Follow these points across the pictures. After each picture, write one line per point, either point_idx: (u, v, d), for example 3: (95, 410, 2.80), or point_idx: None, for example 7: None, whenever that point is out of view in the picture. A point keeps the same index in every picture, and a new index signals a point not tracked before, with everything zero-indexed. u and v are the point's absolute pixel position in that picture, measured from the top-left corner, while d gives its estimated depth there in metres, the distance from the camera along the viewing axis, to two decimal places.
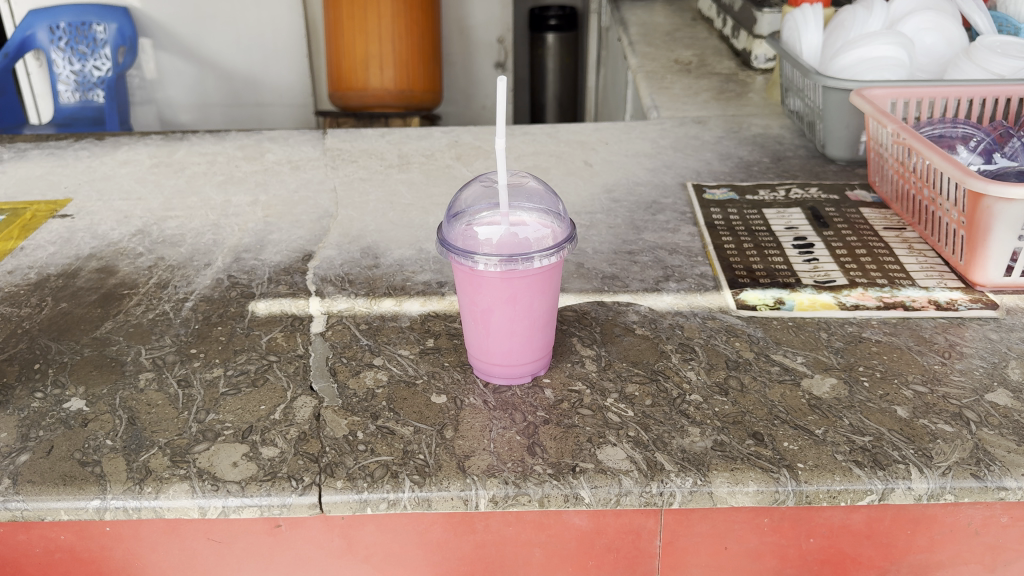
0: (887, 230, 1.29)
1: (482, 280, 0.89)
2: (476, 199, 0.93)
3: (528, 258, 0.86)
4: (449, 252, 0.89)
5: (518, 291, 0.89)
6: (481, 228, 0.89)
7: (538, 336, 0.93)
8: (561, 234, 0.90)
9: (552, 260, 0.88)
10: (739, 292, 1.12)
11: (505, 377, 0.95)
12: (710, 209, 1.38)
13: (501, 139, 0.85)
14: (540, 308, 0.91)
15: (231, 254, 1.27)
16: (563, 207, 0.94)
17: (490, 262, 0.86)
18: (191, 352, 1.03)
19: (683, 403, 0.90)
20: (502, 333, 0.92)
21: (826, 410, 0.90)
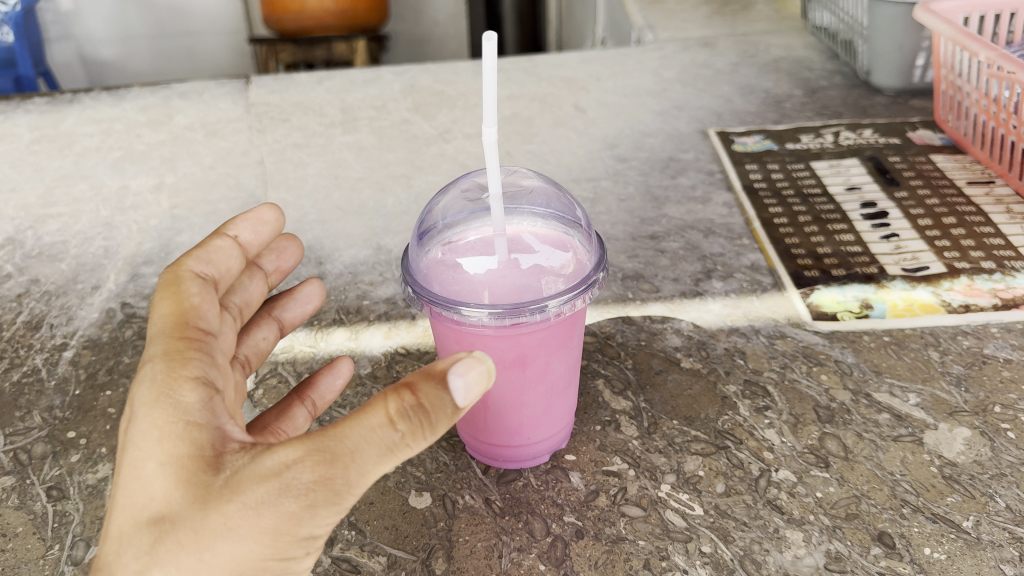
0: (973, 186, 1.01)
1: (471, 340, 0.60)
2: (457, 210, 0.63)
3: (539, 309, 0.56)
4: (420, 299, 0.60)
5: (529, 350, 0.60)
6: (466, 260, 0.60)
7: (556, 407, 0.65)
8: (586, 260, 0.61)
9: (576, 307, 0.58)
10: (810, 293, 0.84)
11: (511, 463, 0.67)
12: (745, 165, 1.09)
13: (491, 129, 0.55)
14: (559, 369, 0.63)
15: (126, 271, 0.97)
16: (584, 214, 0.64)
17: (481, 316, 0.56)
18: (68, 438, 0.74)
19: (771, 488, 0.64)
20: (503, 410, 0.63)
21: (969, 485, 0.64)
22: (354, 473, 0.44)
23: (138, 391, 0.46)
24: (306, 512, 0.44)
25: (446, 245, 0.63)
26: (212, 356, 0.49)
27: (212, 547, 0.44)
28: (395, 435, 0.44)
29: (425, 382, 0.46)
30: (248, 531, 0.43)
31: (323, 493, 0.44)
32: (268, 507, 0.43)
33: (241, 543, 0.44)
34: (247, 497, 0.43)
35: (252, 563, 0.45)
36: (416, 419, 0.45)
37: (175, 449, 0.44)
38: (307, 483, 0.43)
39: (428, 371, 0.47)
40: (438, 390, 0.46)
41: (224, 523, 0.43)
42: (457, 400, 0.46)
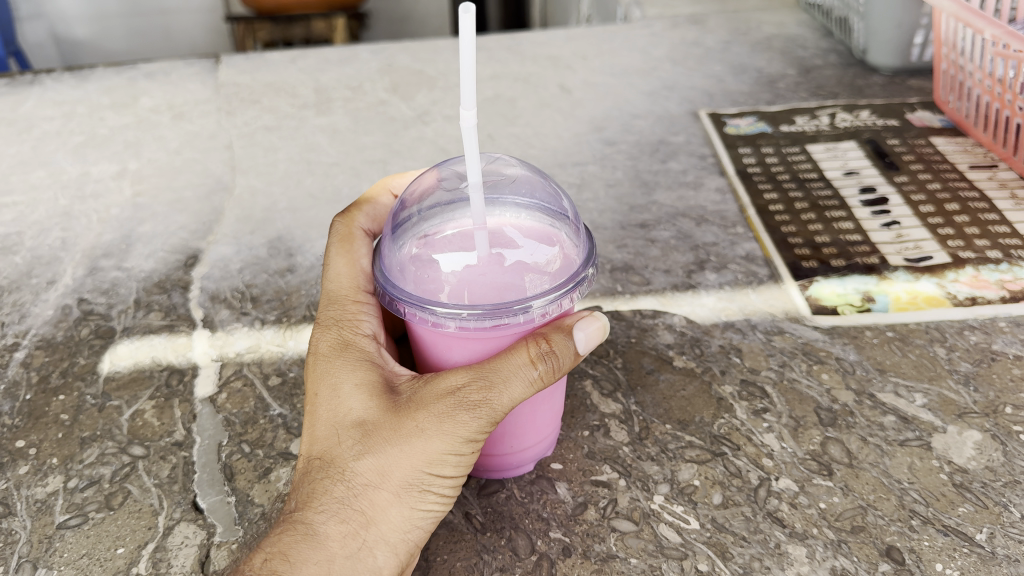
0: (976, 169, 0.97)
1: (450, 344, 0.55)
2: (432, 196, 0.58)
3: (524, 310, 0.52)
4: (394, 297, 0.55)
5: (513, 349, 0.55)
6: (442, 255, 0.55)
7: (540, 413, 0.60)
8: (574, 254, 0.56)
9: (564, 306, 0.54)
10: (809, 286, 0.80)
11: (492, 473, 0.63)
12: (738, 148, 1.04)
13: (469, 112, 0.50)
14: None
15: (84, 264, 0.91)
16: (572, 204, 0.59)
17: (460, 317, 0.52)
18: (17, 447, 0.69)
19: (771, 498, 0.60)
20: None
21: (981, 493, 0.60)
22: (517, 387, 0.52)
23: (328, 331, 0.58)
24: (480, 419, 0.51)
25: (421, 238, 0.57)
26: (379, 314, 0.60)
27: (408, 449, 0.51)
28: (537, 373, 0.52)
29: (552, 333, 0.53)
30: (444, 422, 0.50)
31: (500, 397, 0.51)
32: (459, 403, 0.51)
33: (434, 437, 0.51)
34: (442, 392, 0.51)
35: (439, 463, 0.51)
36: (553, 362, 0.52)
37: (367, 368, 0.54)
38: (485, 387, 0.51)
39: (557, 327, 0.53)
40: (565, 343, 0.52)
41: (417, 421, 0.51)
42: (577, 350, 0.53)
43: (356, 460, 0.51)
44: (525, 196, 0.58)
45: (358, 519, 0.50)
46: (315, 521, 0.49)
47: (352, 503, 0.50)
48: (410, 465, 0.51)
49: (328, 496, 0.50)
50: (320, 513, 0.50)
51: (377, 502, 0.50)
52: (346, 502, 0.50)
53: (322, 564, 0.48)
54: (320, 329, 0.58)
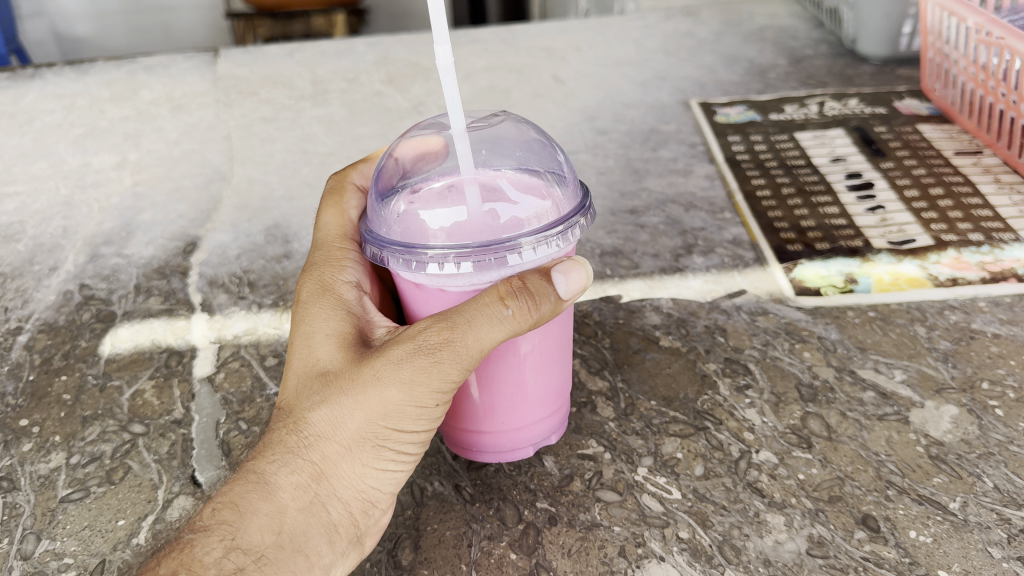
0: (961, 155, 0.99)
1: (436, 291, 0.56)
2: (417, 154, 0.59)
3: (512, 248, 0.52)
4: (380, 247, 0.56)
5: None
6: (430, 206, 0.56)
7: (536, 385, 0.61)
8: (564, 203, 0.56)
9: (556, 246, 0.54)
10: (794, 268, 0.82)
11: (494, 453, 0.63)
12: (727, 136, 1.06)
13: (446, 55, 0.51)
14: (535, 338, 0.59)
15: (85, 250, 0.93)
16: (565, 157, 0.60)
17: (447, 257, 0.52)
18: (20, 426, 0.71)
19: (751, 469, 0.62)
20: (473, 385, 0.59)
21: (956, 465, 0.61)
22: (477, 331, 0.52)
23: (308, 287, 0.59)
24: (441, 365, 0.51)
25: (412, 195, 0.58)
26: (362, 268, 0.62)
27: (366, 398, 0.51)
28: (505, 314, 0.52)
29: (527, 272, 0.53)
30: (401, 368, 0.51)
31: (459, 342, 0.52)
32: (416, 350, 0.51)
33: (391, 387, 0.51)
34: (400, 339, 0.51)
35: (396, 415, 0.52)
36: (522, 302, 0.52)
37: (335, 322, 0.56)
38: (443, 334, 0.51)
39: (536, 267, 0.54)
40: (541, 282, 0.53)
41: (374, 369, 0.51)
42: (556, 290, 0.54)
43: (311, 410, 0.51)
44: (516, 148, 0.59)
45: (311, 469, 0.51)
46: (270, 471, 0.50)
47: (305, 455, 0.51)
48: (367, 416, 0.51)
49: (281, 446, 0.51)
50: (272, 463, 0.51)
51: (331, 452, 0.51)
52: (301, 452, 0.51)
53: (272, 512, 0.49)
54: (301, 285, 0.60)
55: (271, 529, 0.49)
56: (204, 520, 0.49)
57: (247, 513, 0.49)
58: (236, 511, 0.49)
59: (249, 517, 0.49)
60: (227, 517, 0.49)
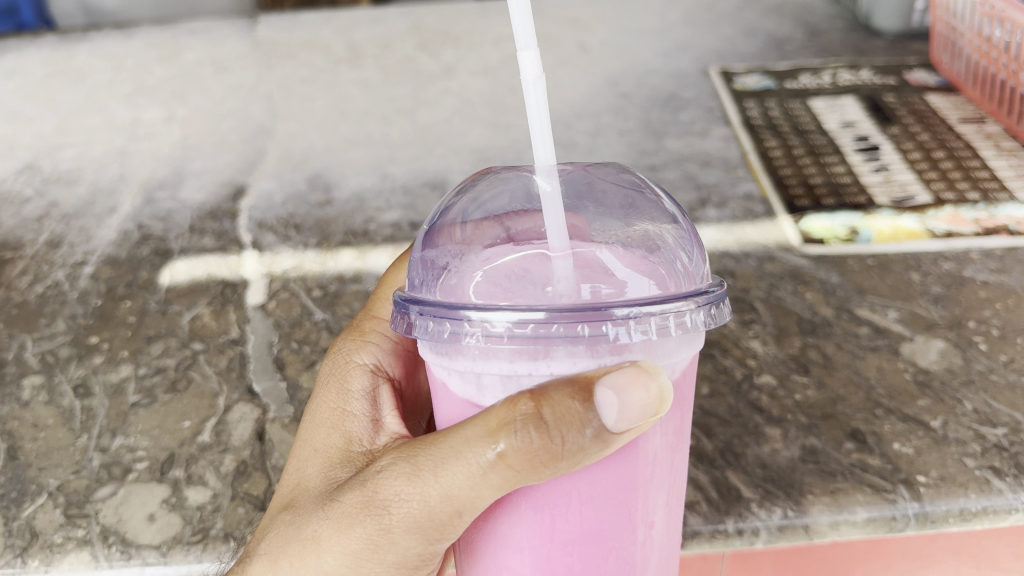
0: (964, 123, 1.04)
1: (453, 378, 0.45)
2: (485, 202, 0.49)
3: (595, 312, 0.40)
4: (413, 311, 0.45)
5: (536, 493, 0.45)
6: (488, 258, 0.45)
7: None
8: (662, 274, 0.44)
9: (652, 334, 0.41)
10: (801, 219, 0.88)
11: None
12: (744, 102, 1.12)
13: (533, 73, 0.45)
14: (582, 521, 0.45)
15: (141, 194, 1.01)
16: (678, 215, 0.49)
17: (503, 324, 0.41)
18: (91, 342, 0.79)
19: (753, 391, 0.68)
20: (495, 560, 0.48)
21: (940, 391, 0.68)
22: (443, 487, 0.45)
23: (323, 387, 0.59)
24: (389, 531, 0.47)
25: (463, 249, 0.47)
26: (390, 347, 0.61)
27: (306, 556, 0.49)
28: (493, 455, 0.43)
29: (555, 387, 0.42)
30: (335, 543, 0.48)
31: (409, 513, 0.47)
32: (356, 519, 0.48)
33: (330, 551, 0.49)
34: (345, 505, 0.49)
35: None
36: (524, 435, 0.42)
37: (319, 446, 0.54)
38: (392, 493, 0.47)
39: (578, 381, 0.42)
40: (573, 404, 0.42)
41: (315, 533, 0.49)
42: (601, 422, 0.42)
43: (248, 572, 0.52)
44: (616, 203, 0.47)
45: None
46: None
47: None
48: None
49: None
50: None
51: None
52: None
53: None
54: (321, 383, 0.60)
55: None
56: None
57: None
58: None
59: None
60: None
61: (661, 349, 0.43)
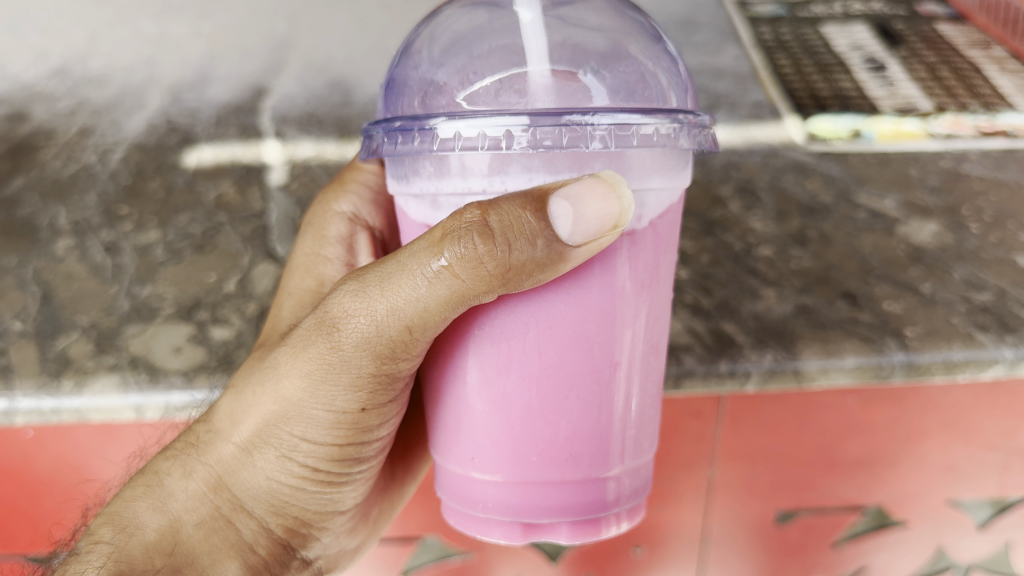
0: (971, 47, 1.06)
1: (410, 203, 0.44)
2: (460, 26, 0.46)
3: (562, 117, 0.37)
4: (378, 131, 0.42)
5: (500, 338, 0.42)
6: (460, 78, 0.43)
7: (555, 425, 0.43)
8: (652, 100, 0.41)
9: (623, 147, 0.37)
10: (806, 121, 0.89)
11: (507, 520, 0.46)
12: (756, 25, 1.14)
13: None
14: (542, 355, 0.41)
15: (168, 95, 1.05)
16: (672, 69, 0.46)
17: (461, 132, 0.38)
18: (121, 212, 0.83)
19: (750, 259, 0.72)
20: (455, 404, 0.45)
21: (932, 262, 0.71)
22: (389, 303, 0.43)
23: (303, 238, 0.65)
24: (335, 348, 0.46)
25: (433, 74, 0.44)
26: (369, 197, 0.67)
27: (264, 388, 0.50)
28: (438, 266, 0.40)
29: (508, 197, 0.38)
30: (291, 366, 0.49)
31: (358, 331, 0.45)
32: (311, 340, 0.47)
33: (286, 382, 0.49)
34: (302, 330, 0.48)
35: (297, 412, 0.50)
36: (467, 243, 0.39)
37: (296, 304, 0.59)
38: (342, 310, 0.46)
39: (535, 193, 0.38)
40: (523, 214, 0.38)
41: (274, 364, 0.50)
42: (555, 232, 0.38)
43: (222, 406, 0.54)
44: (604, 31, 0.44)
45: (207, 475, 0.53)
46: (170, 470, 0.54)
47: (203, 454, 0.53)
48: (261, 416, 0.51)
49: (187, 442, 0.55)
50: (169, 460, 0.54)
51: (226, 457, 0.53)
52: (198, 454, 0.54)
53: (165, 521, 0.52)
54: (303, 233, 0.66)
55: (155, 544, 0.51)
56: (98, 521, 0.52)
57: (131, 524, 0.51)
58: (123, 521, 0.51)
59: (135, 526, 0.51)
60: (113, 524, 0.51)
61: (634, 170, 0.39)
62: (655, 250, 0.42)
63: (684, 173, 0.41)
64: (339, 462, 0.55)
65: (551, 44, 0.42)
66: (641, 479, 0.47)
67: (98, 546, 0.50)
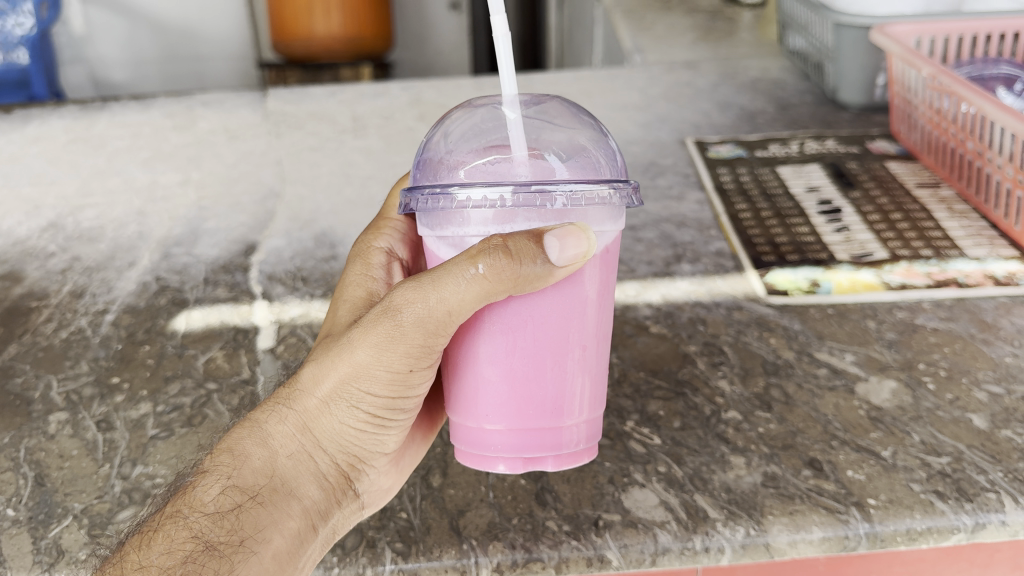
0: (920, 187, 1.13)
1: (441, 246, 0.59)
2: (469, 121, 0.60)
3: (550, 190, 0.54)
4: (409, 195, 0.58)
5: (510, 330, 0.58)
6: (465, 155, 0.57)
7: (545, 387, 0.59)
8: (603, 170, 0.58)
9: (589, 204, 0.55)
10: (766, 273, 0.96)
11: (510, 459, 0.62)
12: (717, 169, 1.21)
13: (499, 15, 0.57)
14: (542, 337, 0.58)
15: (159, 250, 1.09)
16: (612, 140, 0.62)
17: (486, 197, 0.54)
18: (113, 382, 0.85)
19: (719, 424, 0.75)
20: (472, 376, 0.60)
21: (891, 424, 0.74)
22: (441, 295, 0.56)
23: (351, 266, 0.72)
24: (397, 328, 0.58)
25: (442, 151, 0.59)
26: (400, 237, 0.75)
27: (343, 358, 0.61)
28: (473, 273, 0.55)
29: (518, 234, 0.55)
30: (364, 338, 0.60)
31: (417, 314, 0.58)
32: (378, 322, 0.59)
33: (359, 350, 0.60)
34: (370, 313, 0.60)
35: (366, 376, 0.61)
36: (496, 259, 0.54)
37: (349, 298, 0.69)
38: (405, 299, 0.58)
39: (534, 232, 0.55)
40: (529, 243, 0.54)
41: (350, 337, 0.61)
42: (547, 257, 0.53)
43: (303, 371, 0.64)
44: (567, 124, 0.59)
45: (297, 420, 0.63)
46: (266, 419, 0.63)
47: (292, 407, 0.63)
48: (339, 377, 0.62)
49: (275, 399, 0.64)
50: (264, 412, 0.63)
51: (310, 408, 0.63)
52: (287, 405, 0.63)
53: (266, 456, 0.62)
54: (350, 263, 0.73)
55: (259, 469, 0.61)
56: (215, 454, 0.62)
57: (243, 453, 0.61)
58: (236, 451, 0.62)
59: (245, 455, 0.61)
60: (229, 453, 0.62)
61: (593, 219, 0.56)
62: (605, 274, 0.59)
63: (622, 218, 0.58)
64: (394, 412, 0.64)
65: (530, 137, 0.58)
66: (594, 432, 0.63)
67: (216, 472, 0.61)
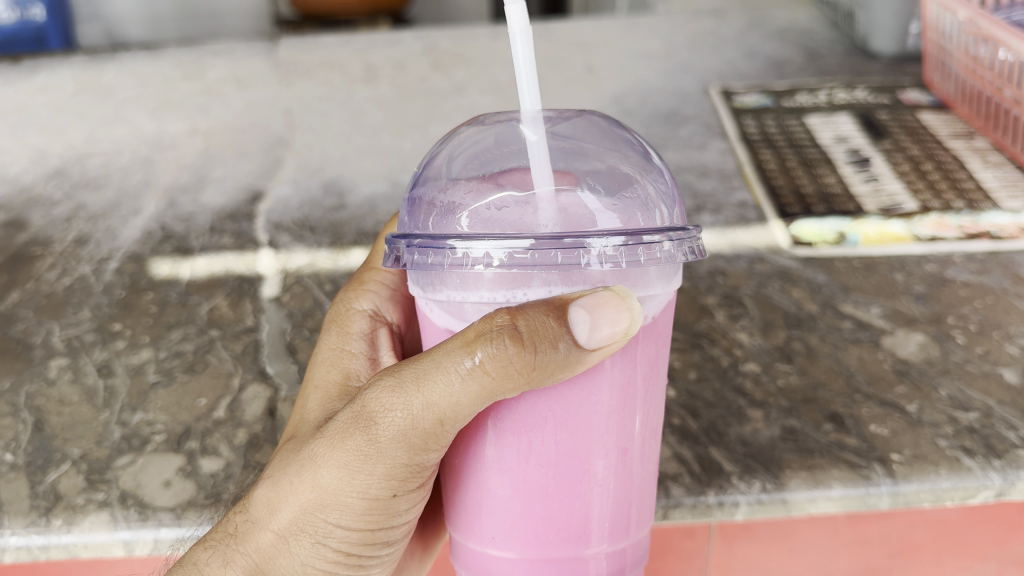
0: (954, 138, 1.08)
1: (435, 308, 0.51)
2: (476, 147, 0.51)
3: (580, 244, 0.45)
4: (402, 245, 0.49)
5: (523, 438, 0.50)
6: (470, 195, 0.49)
7: (568, 508, 0.51)
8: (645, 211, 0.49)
9: (636, 262, 0.45)
10: (791, 224, 0.92)
11: None
12: (742, 119, 1.16)
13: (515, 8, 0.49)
14: (559, 446, 0.50)
15: (164, 198, 1.06)
16: (661, 162, 0.54)
17: (490, 253, 0.45)
18: (114, 329, 0.83)
19: (737, 376, 0.72)
20: (478, 487, 0.53)
21: (917, 378, 0.71)
22: (425, 397, 0.50)
23: (328, 333, 0.67)
24: (367, 445, 0.53)
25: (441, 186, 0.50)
26: (388, 295, 0.70)
27: (303, 480, 0.55)
28: (470, 365, 0.48)
29: (533, 305, 0.47)
30: (330, 456, 0.54)
31: (393, 424, 0.52)
32: (347, 435, 0.54)
33: (324, 469, 0.54)
34: (338, 426, 0.54)
35: (333, 504, 0.55)
36: (500, 346, 0.47)
37: (321, 381, 0.63)
38: (381, 406, 0.52)
39: (556, 302, 0.47)
40: (547, 320, 0.47)
41: (314, 454, 0.55)
42: (573, 338, 0.46)
43: (257, 493, 0.57)
44: (600, 149, 0.50)
45: (246, 562, 0.57)
46: (208, 561, 0.57)
47: (240, 547, 0.57)
48: (301, 505, 0.56)
49: (221, 533, 0.58)
50: (206, 551, 0.57)
51: (264, 544, 0.57)
52: (235, 544, 0.57)
53: None
54: (327, 330, 0.68)
55: None
56: None
57: None
58: None
59: None
60: None
61: (638, 279, 0.47)
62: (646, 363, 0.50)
63: (677, 278, 0.49)
64: (372, 546, 0.59)
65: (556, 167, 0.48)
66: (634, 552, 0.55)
67: None
